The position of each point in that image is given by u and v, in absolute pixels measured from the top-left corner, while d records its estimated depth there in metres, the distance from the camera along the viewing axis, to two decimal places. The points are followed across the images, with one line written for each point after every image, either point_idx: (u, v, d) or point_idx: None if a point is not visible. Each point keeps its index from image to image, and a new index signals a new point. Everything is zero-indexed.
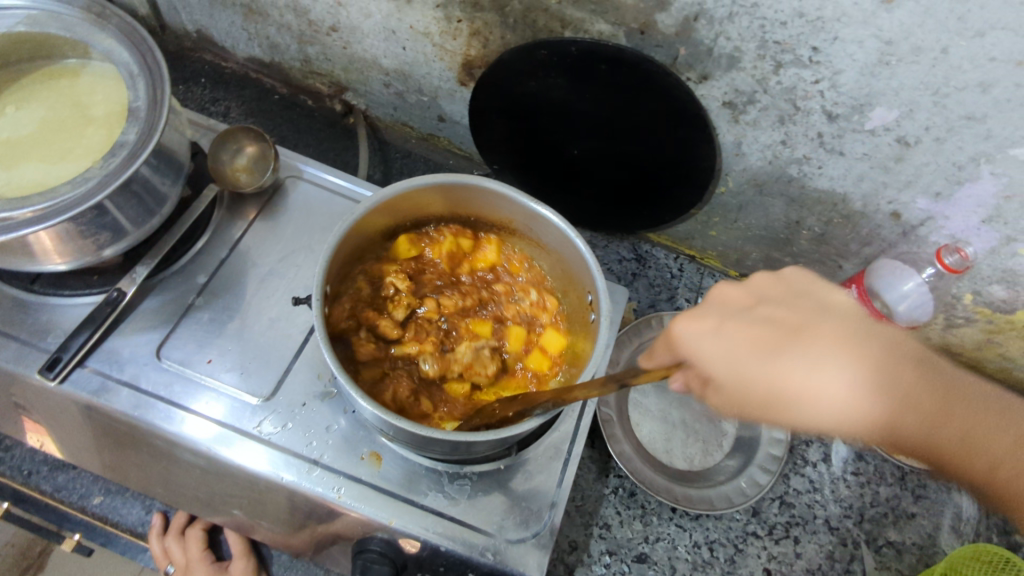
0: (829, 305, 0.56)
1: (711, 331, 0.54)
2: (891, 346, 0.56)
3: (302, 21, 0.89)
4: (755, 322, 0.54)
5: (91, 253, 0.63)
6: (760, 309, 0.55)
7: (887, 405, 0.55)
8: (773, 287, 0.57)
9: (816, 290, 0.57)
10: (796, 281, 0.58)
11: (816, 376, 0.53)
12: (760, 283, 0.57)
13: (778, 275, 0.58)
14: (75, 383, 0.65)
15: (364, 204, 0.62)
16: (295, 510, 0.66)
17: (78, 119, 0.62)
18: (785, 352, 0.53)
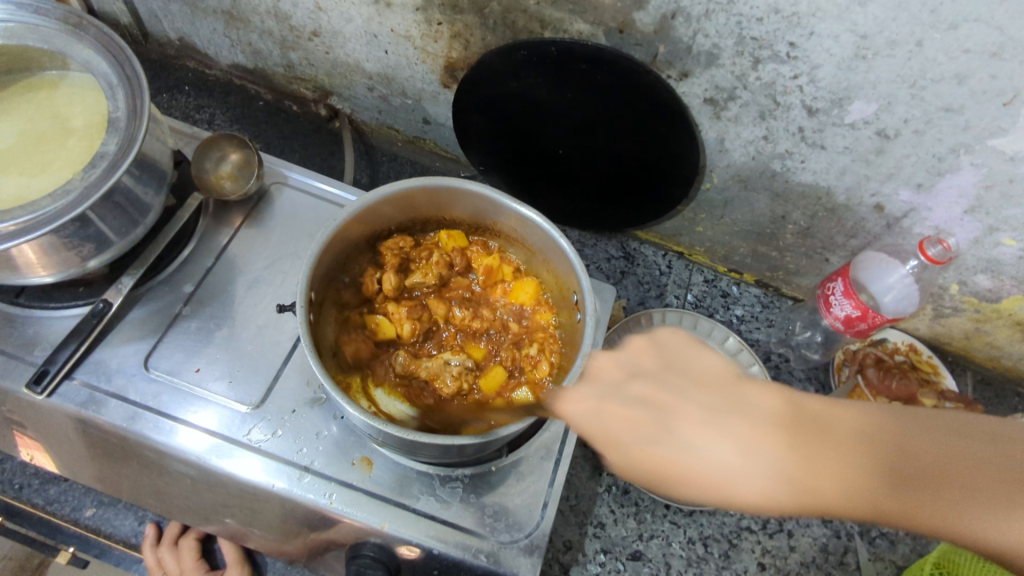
0: (699, 373, 0.54)
1: (591, 411, 0.54)
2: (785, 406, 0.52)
3: (283, 27, 0.89)
4: (626, 403, 0.53)
5: (75, 265, 0.63)
6: (638, 385, 0.54)
7: (817, 481, 0.48)
8: (647, 359, 0.56)
9: (687, 356, 0.56)
10: (671, 345, 0.57)
11: (697, 446, 0.50)
12: (634, 352, 0.57)
13: (654, 340, 0.58)
14: (64, 396, 0.65)
15: (346, 210, 0.62)
16: (288, 518, 0.67)
17: (57, 132, 0.62)
18: (662, 435, 0.51)
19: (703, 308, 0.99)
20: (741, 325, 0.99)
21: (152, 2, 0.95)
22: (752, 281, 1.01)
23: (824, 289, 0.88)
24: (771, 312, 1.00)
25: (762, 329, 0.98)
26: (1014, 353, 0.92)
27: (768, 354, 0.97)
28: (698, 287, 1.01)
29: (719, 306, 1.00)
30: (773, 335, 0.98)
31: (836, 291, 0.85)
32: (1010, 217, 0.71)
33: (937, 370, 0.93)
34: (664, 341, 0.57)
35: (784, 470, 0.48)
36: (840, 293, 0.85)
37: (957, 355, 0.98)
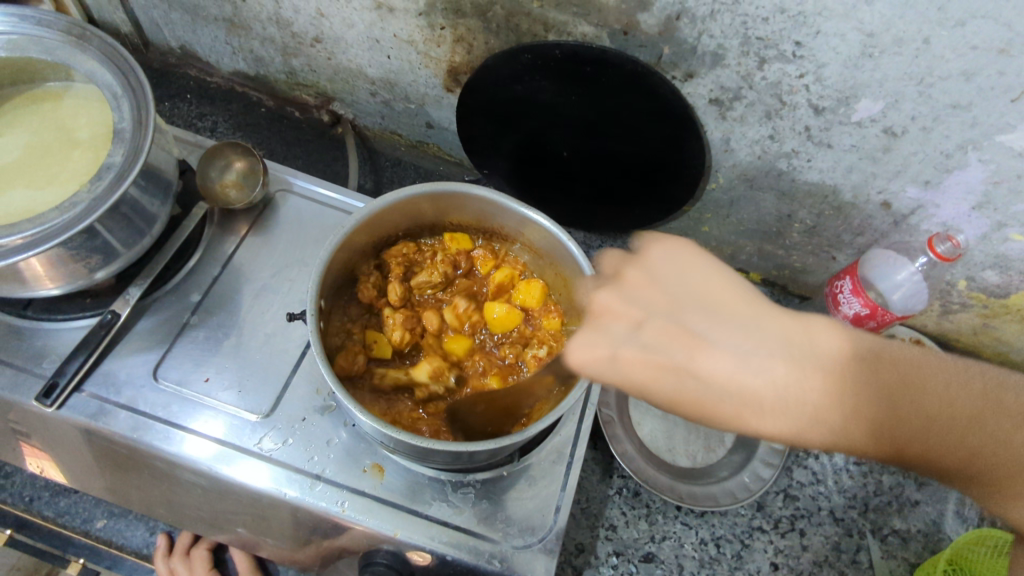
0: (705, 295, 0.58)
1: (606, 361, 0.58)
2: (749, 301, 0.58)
3: (285, 34, 0.89)
4: (643, 352, 0.57)
5: (83, 276, 0.63)
6: (644, 331, 0.58)
7: (837, 408, 0.52)
8: (653, 295, 0.59)
9: (696, 285, 0.59)
10: (665, 277, 0.60)
11: (725, 347, 0.56)
12: (634, 288, 0.61)
13: (647, 268, 0.62)
14: (73, 408, 0.64)
15: (354, 216, 0.62)
16: (300, 526, 0.66)
17: (62, 143, 0.62)
18: (686, 371, 0.56)
19: None
20: None
21: (152, 11, 0.95)
22: (758, 280, 1.01)
23: (832, 287, 0.88)
24: None
25: None
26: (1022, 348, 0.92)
27: None
28: None
29: None
30: None
31: (844, 288, 0.85)
32: (1019, 213, 0.71)
33: None
34: (655, 267, 0.61)
35: (783, 400, 0.53)
36: (848, 291, 0.85)
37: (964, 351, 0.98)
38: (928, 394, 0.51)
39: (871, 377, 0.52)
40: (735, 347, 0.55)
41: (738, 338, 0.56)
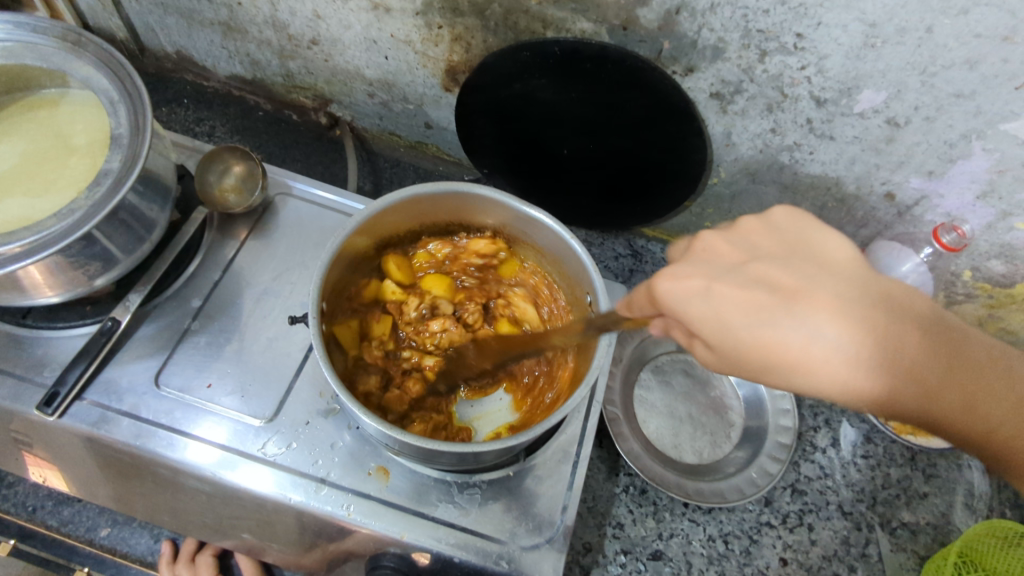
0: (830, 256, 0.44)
1: (699, 291, 0.42)
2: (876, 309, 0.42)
3: (281, 36, 0.89)
4: (744, 285, 0.42)
5: (82, 284, 0.62)
6: (753, 267, 0.43)
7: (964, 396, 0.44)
8: (761, 238, 0.46)
9: (812, 233, 0.46)
10: (790, 226, 0.46)
11: (829, 334, 0.40)
12: (746, 231, 0.46)
13: (767, 219, 0.47)
14: (75, 416, 0.64)
15: (355, 218, 0.61)
16: (306, 531, 0.66)
17: (59, 150, 0.62)
18: (780, 320, 0.41)
19: None
20: None
21: (148, 16, 0.94)
22: None
23: None
24: None
25: None
26: None
27: None
28: None
29: None
30: None
31: None
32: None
33: None
34: (778, 219, 0.47)
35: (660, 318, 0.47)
36: None
37: None
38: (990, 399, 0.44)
39: (941, 343, 0.43)
40: (850, 356, 0.40)
41: (828, 311, 0.40)
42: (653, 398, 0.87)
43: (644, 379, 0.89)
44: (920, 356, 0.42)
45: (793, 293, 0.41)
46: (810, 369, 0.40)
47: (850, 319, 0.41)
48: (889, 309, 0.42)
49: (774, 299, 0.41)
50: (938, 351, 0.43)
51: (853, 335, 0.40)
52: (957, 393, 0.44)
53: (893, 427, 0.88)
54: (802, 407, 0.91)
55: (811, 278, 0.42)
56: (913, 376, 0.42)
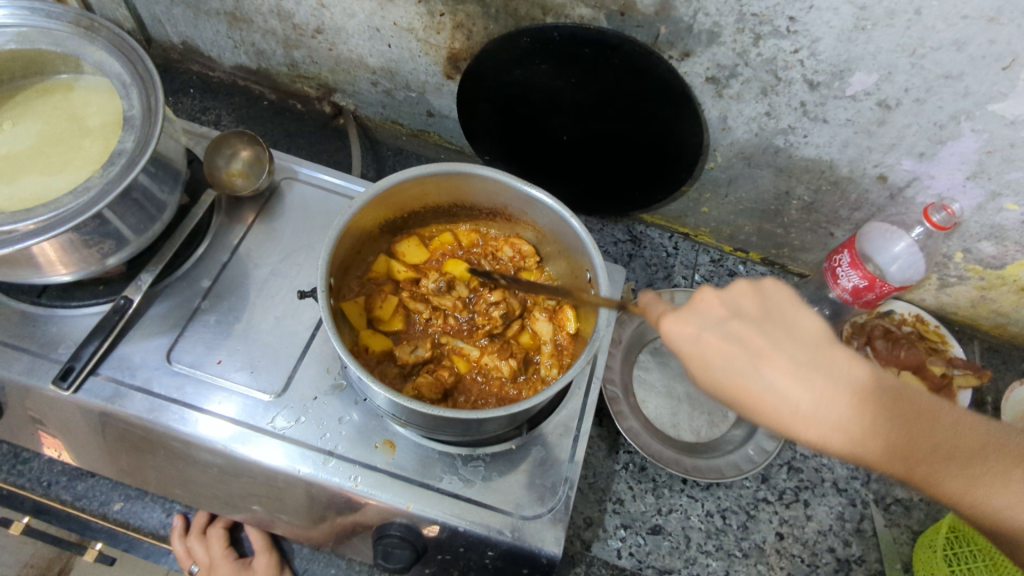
0: (795, 321, 0.50)
1: (690, 337, 0.50)
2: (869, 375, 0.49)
3: (286, 25, 0.90)
4: (723, 337, 0.50)
5: (95, 262, 0.64)
6: (735, 323, 0.50)
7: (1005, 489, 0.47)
8: (749, 302, 0.52)
9: (793, 309, 0.51)
10: (775, 295, 0.52)
11: (787, 392, 0.48)
12: (737, 293, 0.52)
13: (757, 286, 0.52)
14: (89, 391, 0.66)
15: (361, 197, 0.63)
16: (315, 503, 0.68)
17: (73, 132, 0.64)
18: (756, 374, 0.48)
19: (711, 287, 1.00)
20: None
21: (155, 7, 0.96)
22: (758, 260, 1.02)
23: (831, 261, 0.88)
24: None
25: None
26: (1019, 319, 0.93)
27: None
28: (705, 267, 1.02)
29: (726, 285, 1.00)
30: None
31: (842, 262, 0.86)
32: (1012, 182, 0.73)
33: (945, 339, 0.94)
34: (766, 289, 0.52)
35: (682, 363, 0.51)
36: (847, 265, 0.85)
37: (963, 325, 0.99)
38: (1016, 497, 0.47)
39: (896, 406, 0.49)
40: (799, 408, 0.48)
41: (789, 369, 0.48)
42: (652, 378, 0.89)
43: (644, 360, 0.90)
44: (867, 420, 0.48)
45: (765, 352, 0.49)
46: (761, 410, 0.48)
47: (814, 382, 0.48)
48: (854, 383, 0.49)
49: (750, 353, 0.49)
50: (897, 415, 0.48)
51: (809, 392, 0.48)
52: (922, 468, 0.48)
53: None
54: None
55: (781, 339, 0.49)
56: (863, 434, 0.47)
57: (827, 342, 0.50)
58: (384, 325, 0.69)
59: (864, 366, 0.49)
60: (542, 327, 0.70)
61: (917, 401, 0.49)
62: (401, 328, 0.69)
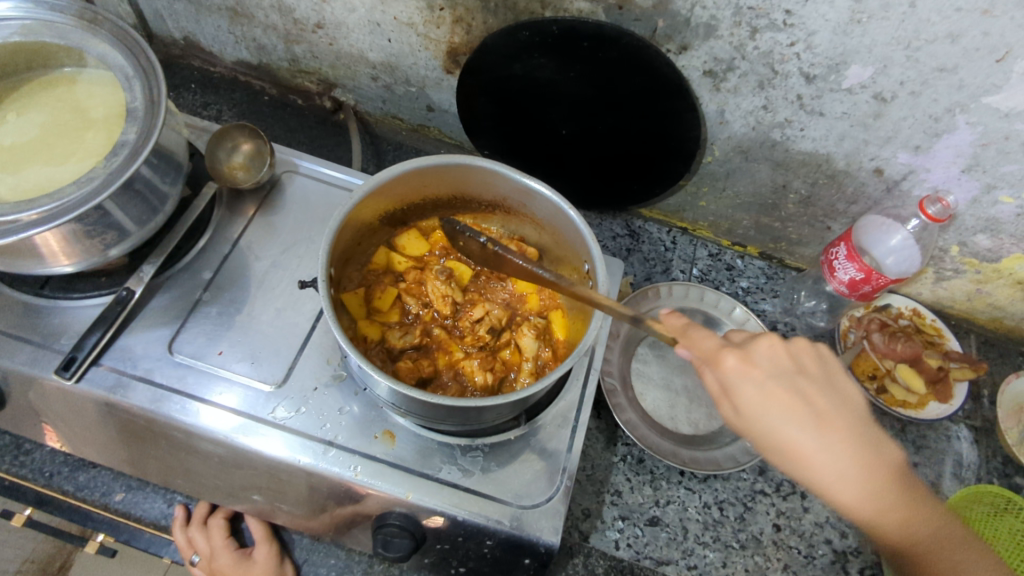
0: (845, 395, 0.53)
1: (755, 381, 0.50)
2: (894, 457, 0.54)
3: (287, 21, 0.91)
4: (784, 387, 0.51)
5: (97, 253, 0.65)
6: (800, 380, 0.52)
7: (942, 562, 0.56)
8: (810, 361, 0.54)
9: (844, 379, 0.54)
10: (825, 360, 0.55)
11: (828, 457, 0.51)
12: (799, 349, 0.54)
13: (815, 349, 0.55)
14: (92, 381, 0.66)
15: (361, 187, 0.63)
16: (314, 493, 0.68)
17: (76, 123, 0.64)
18: (804, 432, 0.51)
19: (708, 281, 1.00)
20: (747, 297, 0.99)
21: (156, 2, 0.97)
22: (756, 254, 1.03)
23: (828, 254, 0.89)
24: (775, 283, 1.01)
25: (767, 300, 1.00)
26: (1015, 313, 0.93)
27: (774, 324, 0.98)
28: (703, 261, 1.02)
29: (724, 279, 1.01)
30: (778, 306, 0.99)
31: (839, 255, 0.86)
32: (1007, 175, 0.73)
33: (941, 333, 0.96)
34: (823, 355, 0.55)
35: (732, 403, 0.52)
36: (843, 257, 0.86)
37: (960, 319, 0.99)
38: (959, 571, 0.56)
39: (906, 486, 0.54)
40: (841, 475, 0.51)
41: (836, 440, 0.51)
42: (650, 371, 0.89)
43: (642, 353, 0.91)
44: (883, 488, 0.52)
45: (825, 416, 0.51)
46: (808, 463, 0.51)
47: (855, 453, 0.51)
48: (886, 462, 0.53)
49: (807, 410, 0.51)
50: (903, 493, 0.54)
51: (848, 459, 0.51)
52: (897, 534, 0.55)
53: (884, 400, 0.91)
54: None
55: (837, 403, 0.52)
56: (875, 498, 0.52)
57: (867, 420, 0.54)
58: (381, 316, 0.69)
59: (891, 443, 0.54)
60: (527, 343, 0.68)
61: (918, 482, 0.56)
62: (398, 318, 0.70)
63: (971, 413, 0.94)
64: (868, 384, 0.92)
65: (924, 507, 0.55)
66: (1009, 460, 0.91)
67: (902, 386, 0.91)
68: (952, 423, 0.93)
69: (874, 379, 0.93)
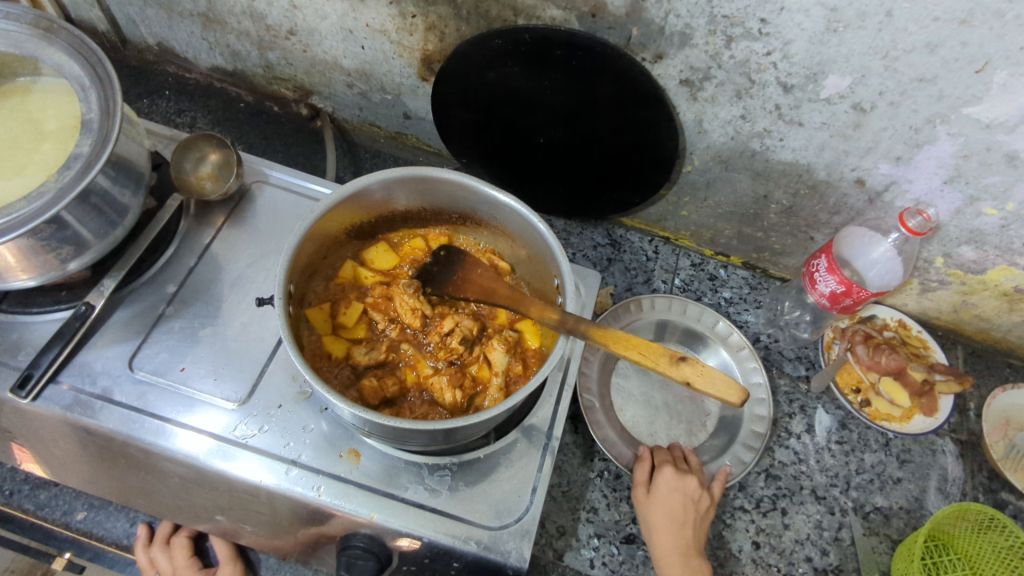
0: (672, 549, 0.73)
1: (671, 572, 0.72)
2: (678, 522, 0.75)
3: (259, 27, 0.89)
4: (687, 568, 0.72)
5: (55, 267, 0.63)
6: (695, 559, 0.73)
7: (693, 490, 0.77)
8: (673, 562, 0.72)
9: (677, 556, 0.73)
10: (647, 510, 0.76)
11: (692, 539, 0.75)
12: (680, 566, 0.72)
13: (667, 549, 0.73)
14: (48, 400, 0.65)
15: (323, 201, 0.61)
16: (277, 513, 0.66)
17: (30, 135, 0.62)
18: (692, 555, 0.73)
19: (690, 292, 0.99)
20: (729, 308, 0.98)
21: (128, 8, 0.95)
22: (739, 264, 1.01)
23: (808, 266, 0.87)
24: (759, 293, 0.99)
25: (750, 311, 0.98)
26: (1003, 325, 0.92)
27: (757, 335, 0.96)
28: (686, 271, 1.00)
29: (707, 290, 0.99)
30: (761, 317, 0.97)
31: (820, 267, 0.84)
32: (990, 186, 0.71)
33: (926, 344, 0.94)
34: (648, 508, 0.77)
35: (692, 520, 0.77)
36: (824, 269, 0.84)
37: (946, 330, 0.97)
38: (683, 482, 0.77)
39: (678, 511, 0.75)
40: (672, 547, 0.73)
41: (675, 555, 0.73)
42: (629, 386, 0.88)
43: (622, 367, 0.89)
44: (677, 530, 0.74)
45: (687, 559, 0.73)
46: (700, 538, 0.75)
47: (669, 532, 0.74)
48: (678, 530, 0.74)
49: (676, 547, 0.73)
50: (676, 516, 0.75)
51: (684, 543, 0.74)
52: (669, 501, 0.76)
53: (867, 414, 0.90)
54: (778, 394, 0.92)
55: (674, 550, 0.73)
56: (681, 529, 0.74)
57: (684, 544, 0.74)
58: (347, 330, 0.68)
59: (677, 520, 0.75)
60: (497, 357, 0.65)
61: (680, 497, 0.76)
62: (364, 334, 0.68)
63: (957, 427, 0.92)
64: (851, 398, 0.91)
65: (695, 513, 0.76)
66: (994, 475, 0.89)
67: (886, 400, 0.91)
68: (937, 437, 0.91)
69: (858, 392, 0.92)
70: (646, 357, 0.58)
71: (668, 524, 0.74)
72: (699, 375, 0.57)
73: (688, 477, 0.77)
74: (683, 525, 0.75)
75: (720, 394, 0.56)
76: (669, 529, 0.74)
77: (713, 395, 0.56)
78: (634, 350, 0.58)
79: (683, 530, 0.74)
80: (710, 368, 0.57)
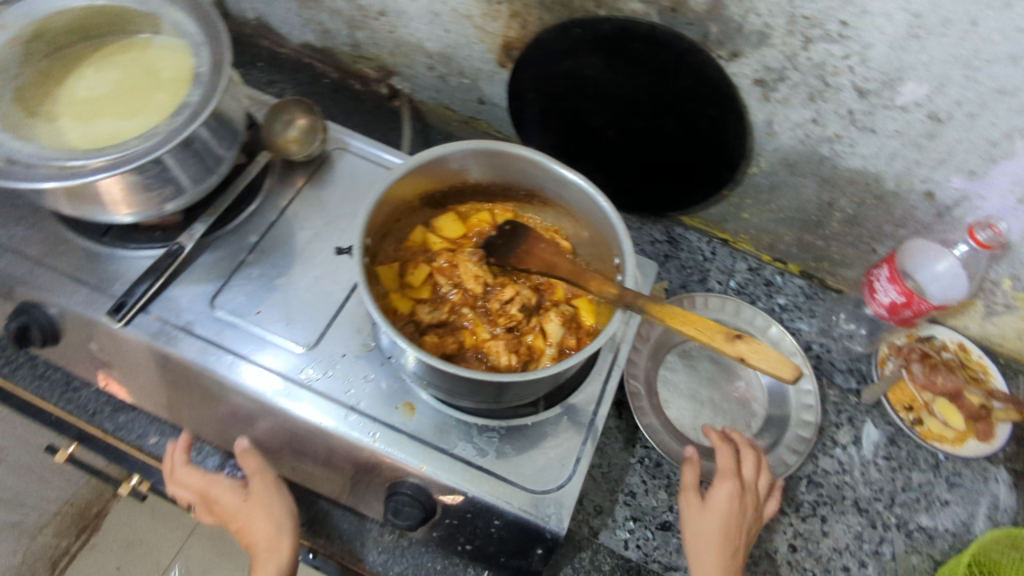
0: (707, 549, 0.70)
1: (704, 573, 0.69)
2: (722, 526, 0.71)
3: (353, 7, 0.95)
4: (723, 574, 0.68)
5: (155, 205, 0.68)
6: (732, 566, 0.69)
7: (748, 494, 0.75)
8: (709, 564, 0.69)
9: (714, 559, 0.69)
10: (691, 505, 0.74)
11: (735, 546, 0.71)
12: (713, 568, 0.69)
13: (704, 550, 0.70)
14: (138, 327, 0.70)
15: (404, 164, 0.65)
16: (333, 455, 0.70)
17: (147, 84, 0.68)
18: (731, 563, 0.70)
19: (745, 295, 0.99)
20: (783, 314, 0.98)
21: None
22: (796, 272, 1.01)
23: (869, 276, 0.87)
24: (814, 303, 0.99)
25: (804, 319, 0.97)
26: None
27: (809, 344, 0.95)
28: (741, 274, 1.01)
29: (761, 294, 0.99)
30: (814, 326, 0.97)
31: (881, 277, 0.84)
32: None
33: (986, 370, 0.92)
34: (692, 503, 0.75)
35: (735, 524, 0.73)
36: (885, 279, 0.84)
37: (1008, 357, 0.95)
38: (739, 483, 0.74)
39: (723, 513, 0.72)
40: (711, 549, 0.70)
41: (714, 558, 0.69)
42: (676, 379, 0.89)
43: (670, 360, 0.90)
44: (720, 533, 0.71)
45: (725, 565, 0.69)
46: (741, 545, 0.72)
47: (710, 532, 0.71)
48: (724, 533, 0.71)
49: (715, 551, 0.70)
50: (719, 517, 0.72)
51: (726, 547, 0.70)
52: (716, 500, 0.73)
53: (919, 432, 0.89)
54: (826, 403, 0.92)
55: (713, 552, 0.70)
56: (724, 533, 0.71)
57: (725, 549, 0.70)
58: (413, 290, 0.72)
59: (725, 524, 0.72)
60: (552, 329, 0.68)
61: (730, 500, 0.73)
62: (428, 295, 0.72)
63: (1012, 456, 0.89)
64: (903, 415, 0.90)
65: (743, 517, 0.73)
66: None
67: (939, 420, 0.89)
68: (990, 464, 0.89)
69: (911, 411, 0.90)
70: (701, 333, 0.59)
71: (711, 523, 0.71)
72: (754, 351, 0.58)
73: (744, 466, 0.77)
74: (728, 529, 0.71)
75: (775, 371, 0.57)
76: (710, 529, 0.71)
77: (767, 371, 0.57)
78: (690, 325, 0.60)
79: (723, 537, 0.71)
80: (765, 346, 0.58)
